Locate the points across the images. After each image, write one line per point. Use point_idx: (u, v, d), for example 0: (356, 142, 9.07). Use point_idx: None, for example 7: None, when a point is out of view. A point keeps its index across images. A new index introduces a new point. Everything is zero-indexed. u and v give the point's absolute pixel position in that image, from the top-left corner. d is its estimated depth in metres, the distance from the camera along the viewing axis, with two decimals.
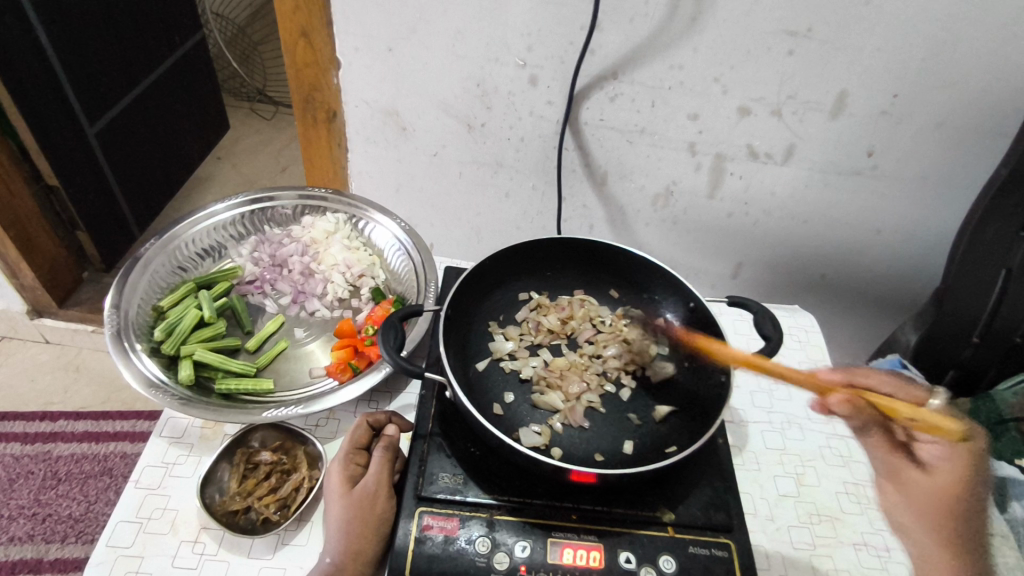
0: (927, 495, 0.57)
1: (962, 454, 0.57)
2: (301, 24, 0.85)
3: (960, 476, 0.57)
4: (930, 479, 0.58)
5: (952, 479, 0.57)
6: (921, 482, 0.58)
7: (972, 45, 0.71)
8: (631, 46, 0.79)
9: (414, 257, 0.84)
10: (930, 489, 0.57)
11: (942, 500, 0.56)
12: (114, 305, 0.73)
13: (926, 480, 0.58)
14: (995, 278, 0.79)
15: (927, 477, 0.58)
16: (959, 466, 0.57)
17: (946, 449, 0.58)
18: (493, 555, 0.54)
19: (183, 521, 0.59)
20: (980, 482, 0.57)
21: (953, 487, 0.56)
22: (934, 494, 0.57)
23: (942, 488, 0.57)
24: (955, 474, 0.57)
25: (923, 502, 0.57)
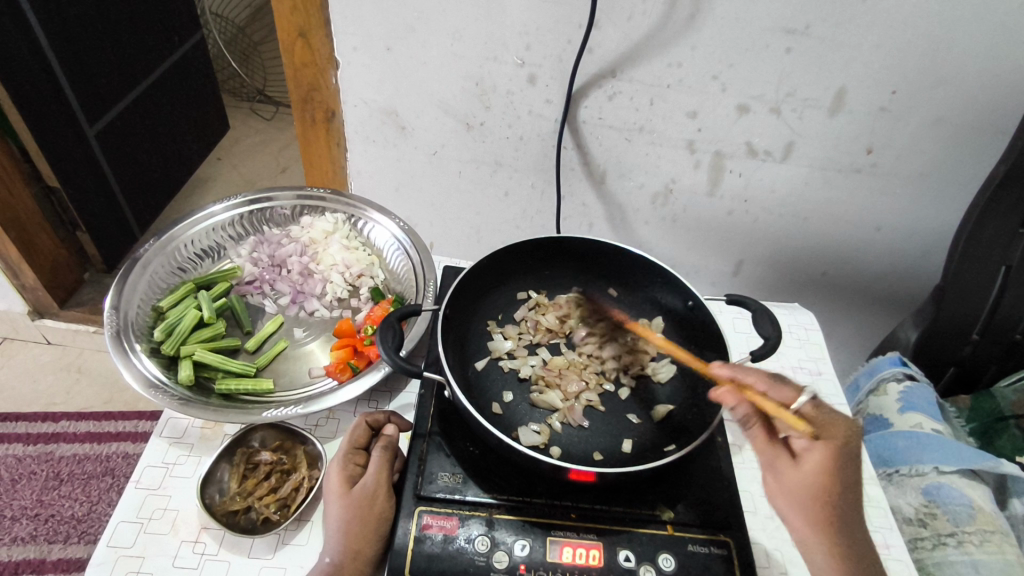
0: (803, 492, 0.51)
1: (832, 449, 0.52)
2: (299, 24, 0.85)
3: (832, 472, 0.51)
4: (804, 478, 0.51)
5: (828, 475, 0.51)
6: (795, 479, 0.52)
7: (971, 42, 0.71)
8: (629, 44, 0.79)
9: (413, 257, 0.84)
10: (809, 486, 0.51)
11: (815, 498, 0.51)
12: (113, 305, 0.73)
13: (801, 476, 0.52)
14: (995, 274, 0.79)
15: (802, 474, 0.52)
16: (833, 462, 0.51)
17: (816, 443, 0.52)
18: (492, 553, 0.55)
19: (184, 521, 0.59)
20: (852, 477, 0.52)
21: (826, 483, 0.51)
22: (809, 489, 0.51)
23: (817, 486, 0.51)
24: (828, 469, 0.51)
25: (797, 500, 0.52)
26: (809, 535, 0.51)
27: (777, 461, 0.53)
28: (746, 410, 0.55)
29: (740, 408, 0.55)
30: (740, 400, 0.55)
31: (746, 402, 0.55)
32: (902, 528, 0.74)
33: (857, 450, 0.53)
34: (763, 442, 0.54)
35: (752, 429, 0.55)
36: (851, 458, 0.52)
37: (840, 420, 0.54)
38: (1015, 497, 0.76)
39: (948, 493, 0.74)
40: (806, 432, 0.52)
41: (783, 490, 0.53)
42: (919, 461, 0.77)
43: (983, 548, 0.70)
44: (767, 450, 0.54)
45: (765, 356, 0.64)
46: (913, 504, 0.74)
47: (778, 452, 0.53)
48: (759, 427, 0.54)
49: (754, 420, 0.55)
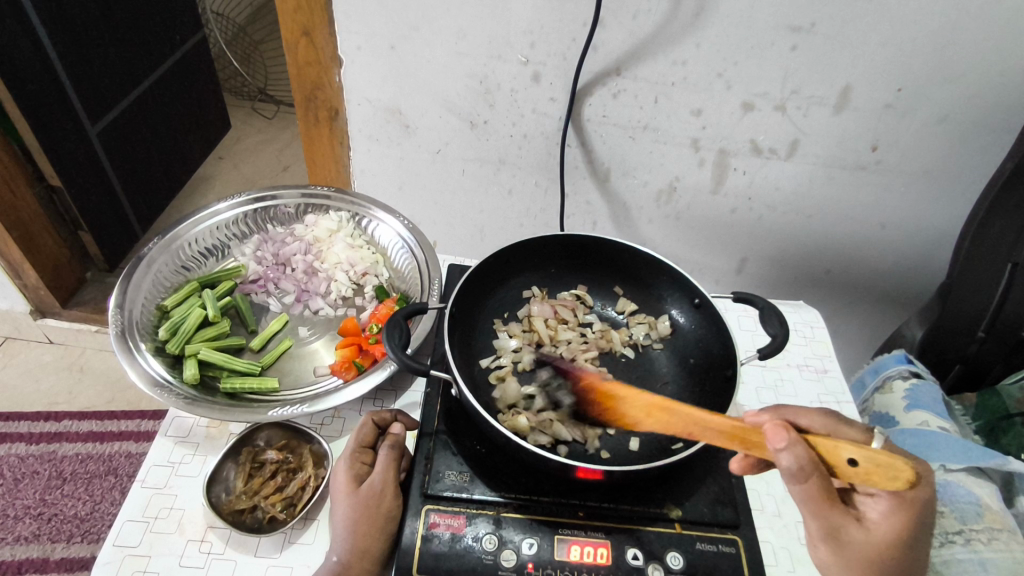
0: (869, 559, 0.50)
1: (907, 513, 0.50)
2: (302, 23, 0.85)
3: (904, 535, 0.50)
4: (875, 541, 0.50)
5: (895, 540, 0.50)
6: (866, 546, 0.50)
7: (978, 38, 0.71)
8: (634, 42, 0.79)
9: (417, 255, 0.83)
10: (876, 553, 0.50)
11: (884, 566, 0.50)
12: (118, 305, 0.73)
13: (868, 545, 0.50)
14: (1002, 272, 0.78)
15: (871, 543, 0.50)
16: (906, 525, 0.50)
17: (890, 503, 0.51)
18: (500, 552, 0.54)
19: (190, 520, 0.59)
20: (920, 537, 0.51)
21: (897, 548, 0.50)
22: (876, 557, 0.50)
23: (889, 553, 0.50)
24: (898, 536, 0.50)
25: (861, 568, 0.50)
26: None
27: (845, 528, 0.50)
28: (804, 462, 0.47)
29: (799, 455, 0.47)
30: (796, 447, 0.47)
31: (801, 448, 0.47)
32: None
33: (930, 507, 0.51)
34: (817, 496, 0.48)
35: (810, 482, 0.48)
36: (924, 520, 0.51)
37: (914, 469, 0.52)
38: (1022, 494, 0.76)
39: (956, 490, 0.74)
40: (904, 485, 0.45)
41: (846, 556, 0.51)
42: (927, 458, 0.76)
43: (991, 545, 0.69)
44: (829, 514, 0.50)
45: (773, 353, 0.64)
46: None
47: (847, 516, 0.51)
48: (818, 480, 0.48)
49: (815, 471, 0.48)
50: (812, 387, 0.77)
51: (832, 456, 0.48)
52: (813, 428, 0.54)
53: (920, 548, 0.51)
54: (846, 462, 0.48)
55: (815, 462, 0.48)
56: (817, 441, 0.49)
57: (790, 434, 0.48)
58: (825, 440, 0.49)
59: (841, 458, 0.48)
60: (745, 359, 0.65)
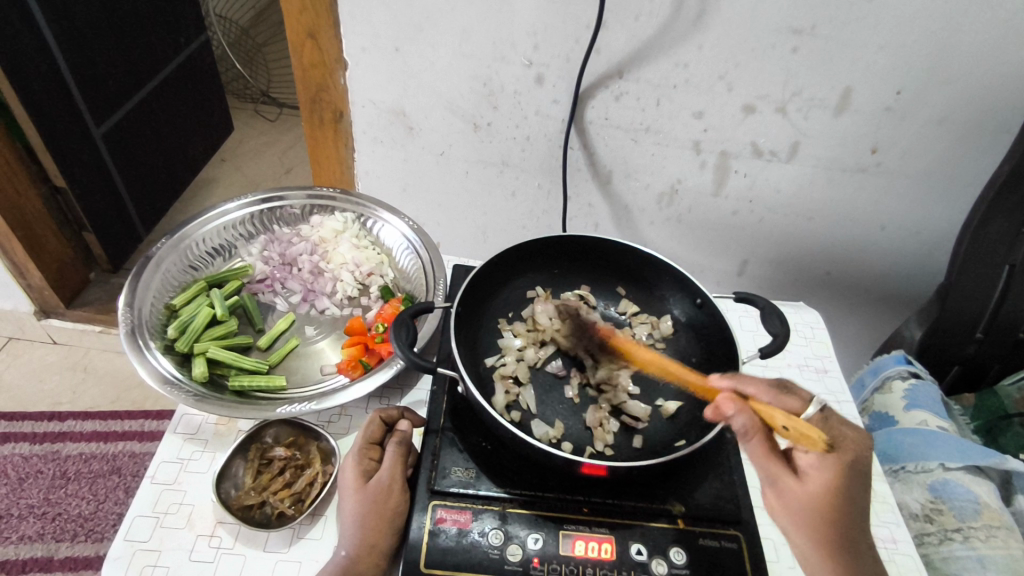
0: (804, 509, 0.51)
1: (839, 469, 0.50)
2: (308, 25, 0.86)
3: (838, 488, 0.50)
4: (809, 495, 0.51)
5: (831, 496, 0.50)
6: (799, 496, 0.51)
7: (976, 41, 0.72)
8: (636, 44, 0.80)
9: (422, 255, 0.84)
10: (813, 507, 0.51)
11: (821, 517, 0.50)
12: (127, 304, 0.74)
13: (805, 499, 0.51)
14: (999, 274, 0.80)
15: (807, 498, 0.51)
16: (839, 480, 0.50)
17: (822, 458, 0.51)
18: (506, 547, 0.55)
19: (199, 515, 0.60)
20: (858, 494, 0.51)
21: (831, 501, 0.50)
22: (812, 509, 0.51)
23: (823, 503, 0.50)
24: (831, 490, 0.50)
25: (798, 517, 0.51)
26: (811, 550, 0.51)
27: (779, 478, 0.52)
28: (749, 424, 0.52)
29: (743, 418, 0.52)
30: (744, 413, 0.52)
31: (747, 413, 0.52)
32: (909, 523, 0.75)
33: (863, 467, 0.51)
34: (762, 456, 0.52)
35: (751, 441, 0.52)
36: (858, 478, 0.51)
37: (849, 434, 0.53)
38: (1020, 493, 0.76)
39: (954, 488, 0.75)
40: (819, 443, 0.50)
41: (784, 504, 0.52)
42: (925, 458, 0.78)
43: (988, 543, 0.70)
44: (768, 466, 0.52)
45: (775, 352, 0.65)
46: (919, 500, 0.75)
47: (782, 468, 0.52)
48: (760, 441, 0.52)
49: (758, 433, 0.52)
50: (812, 386, 0.78)
51: (769, 420, 0.52)
52: (759, 396, 0.54)
53: (861, 505, 0.51)
54: (779, 427, 0.51)
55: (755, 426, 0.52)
56: (756, 404, 0.53)
57: (737, 401, 0.53)
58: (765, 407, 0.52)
59: (775, 423, 0.52)
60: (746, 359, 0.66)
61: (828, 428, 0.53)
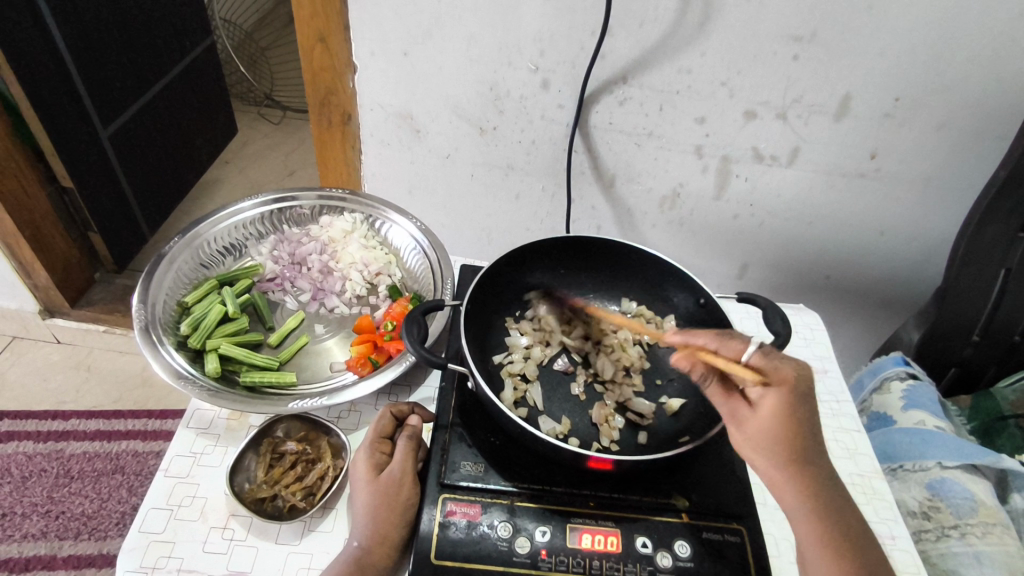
0: (762, 443, 0.52)
1: (784, 400, 0.51)
2: (319, 29, 0.88)
3: (783, 413, 0.51)
4: (763, 427, 0.52)
5: (779, 420, 0.51)
6: (754, 432, 0.52)
7: (970, 51, 0.74)
8: (641, 51, 0.82)
9: (430, 255, 0.86)
10: (766, 432, 0.52)
11: (779, 448, 0.51)
12: (141, 300, 0.75)
13: (757, 427, 0.52)
14: (995, 277, 0.82)
15: (759, 424, 0.52)
16: (783, 407, 0.51)
17: (766, 392, 0.52)
18: (515, 539, 0.57)
19: (213, 508, 0.61)
20: (810, 418, 0.51)
21: (783, 431, 0.51)
22: (766, 436, 0.52)
23: (776, 432, 0.51)
24: (780, 421, 0.51)
25: (760, 454, 0.52)
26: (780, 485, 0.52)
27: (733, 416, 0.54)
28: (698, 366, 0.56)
29: (693, 364, 0.56)
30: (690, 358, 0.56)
31: (699, 366, 0.56)
32: (907, 520, 0.76)
33: (808, 391, 0.52)
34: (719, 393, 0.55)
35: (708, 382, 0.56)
36: (800, 400, 0.51)
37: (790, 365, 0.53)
38: (1017, 491, 0.78)
39: (951, 486, 0.76)
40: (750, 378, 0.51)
41: (746, 439, 0.53)
42: (923, 457, 0.79)
43: (985, 539, 0.72)
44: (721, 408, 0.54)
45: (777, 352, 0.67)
46: (917, 498, 0.77)
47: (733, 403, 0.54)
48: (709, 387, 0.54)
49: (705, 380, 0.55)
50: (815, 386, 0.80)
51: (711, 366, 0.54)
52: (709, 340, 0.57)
53: (813, 426, 0.51)
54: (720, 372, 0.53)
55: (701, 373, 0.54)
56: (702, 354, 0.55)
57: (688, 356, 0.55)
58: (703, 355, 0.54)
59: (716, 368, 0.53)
60: None
61: (769, 363, 0.52)
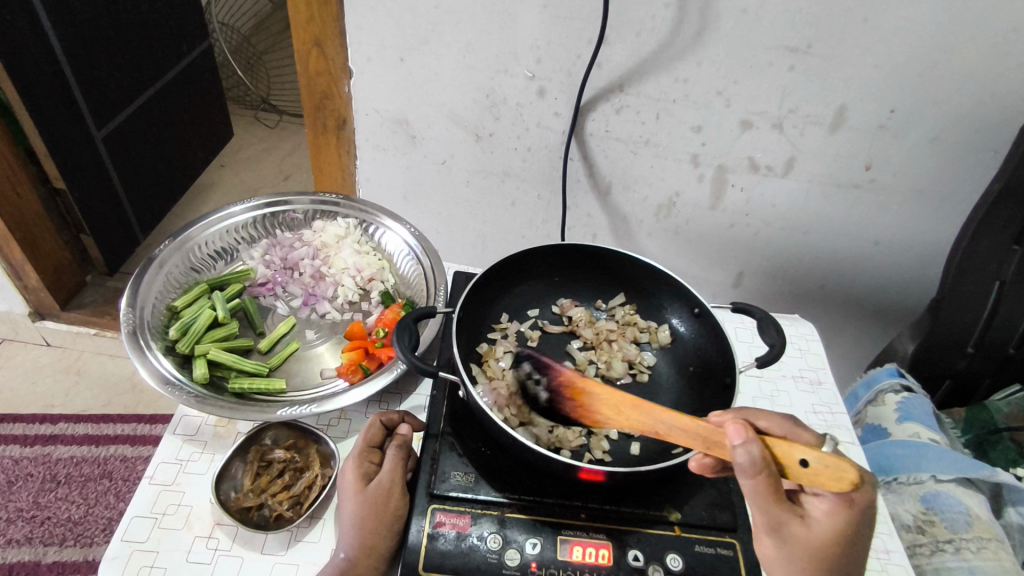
0: (808, 552, 0.51)
1: (850, 513, 0.51)
2: (315, 34, 0.87)
3: (842, 534, 0.51)
4: (816, 535, 0.51)
5: (838, 539, 0.51)
6: (802, 540, 0.51)
7: (966, 65, 0.74)
8: (637, 59, 0.82)
9: (422, 261, 0.85)
10: (816, 548, 0.51)
11: (825, 562, 0.51)
12: (130, 304, 0.74)
13: (808, 540, 0.51)
14: (990, 288, 0.82)
15: (812, 539, 0.51)
16: (846, 525, 0.51)
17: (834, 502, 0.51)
18: (504, 551, 0.56)
19: (198, 517, 0.60)
20: (859, 539, 0.52)
21: (835, 545, 0.51)
22: (816, 553, 0.51)
23: (826, 550, 0.51)
24: (838, 534, 0.51)
25: (803, 562, 0.51)
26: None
27: (785, 523, 0.51)
28: (756, 459, 0.48)
29: (753, 452, 0.48)
30: (750, 446, 0.48)
31: (755, 445, 0.48)
32: (901, 534, 0.75)
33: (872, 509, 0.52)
34: (765, 499, 0.50)
35: (755, 479, 0.49)
36: (865, 522, 0.52)
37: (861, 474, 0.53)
38: (1011, 506, 0.78)
39: (946, 501, 0.76)
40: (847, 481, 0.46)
41: (783, 549, 0.52)
42: (918, 470, 0.79)
43: (979, 554, 0.72)
44: (772, 508, 0.50)
45: (770, 363, 0.65)
46: (912, 512, 0.76)
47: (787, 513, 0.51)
48: (769, 481, 0.49)
49: (765, 471, 0.48)
50: (809, 399, 0.79)
51: (785, 458, 0.49)
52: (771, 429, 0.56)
53: (859, 548, 0.52)
54: (796, 464, 0.49)
55: (765, 458, 0.49)
56: (770, 442, 0.50)
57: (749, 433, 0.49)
58: (780, 442, 0.50)
59: (795, 460, 0.49)
60: (744, 368, 0.67)
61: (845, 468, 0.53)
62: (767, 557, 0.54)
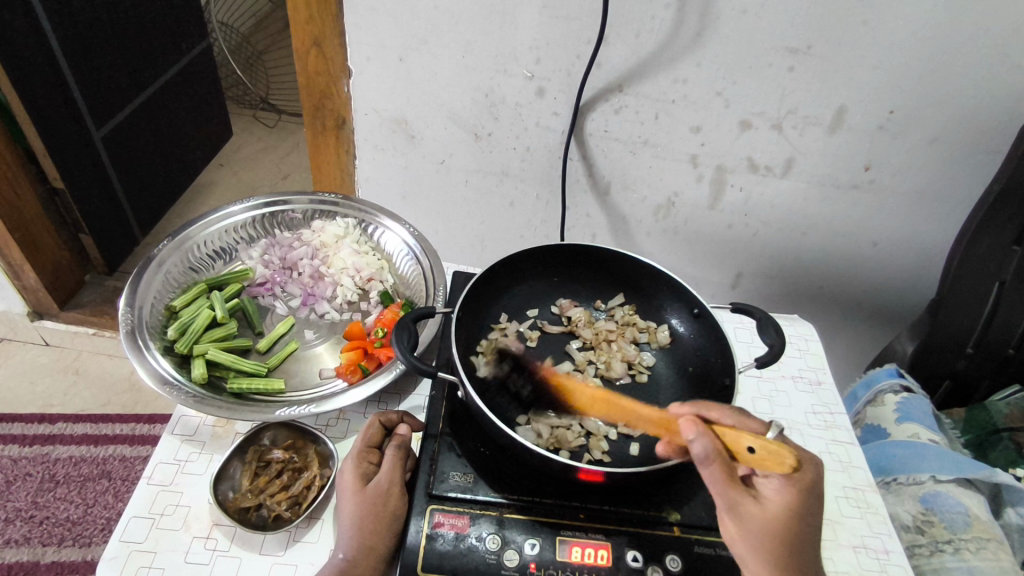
0: (766, 533, 0.51)
1: (801, 490, 0.51)
2: (314, 33, 0.87)
3: (796, 512, 0.51)
4: (770, 515, 0.51)
5: (791, 517, 0.51)
6: (758, 520, 0.51)
7: (965, 65, 0.74)
8: (637, 59, 0.81)
9: (421, 261, 0.85)
10: (772, 528, 0.51)
11: (781, 542, 0.51)
12: (128, 304, 0.74)
13: (763, 521, 0.51)
14: (989, 288, 0.81)
15: (768, 519, 0.51)
16: (798, 502, 0.51)
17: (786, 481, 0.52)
18: (503, 552, 0.56)
19: (196, 517, 0.60)
20: (814, 519, 0.52)
21: (790, 524, 0.51)
22: (772, 533, 0.51)
23: (782, 529, 0.51)
24: (793, 511, 0.51)
25: (762, 546, 0.51)
26: (768, 574, 0.50)
27: (739, 504, 0.51)
28: (709, 449, 0.50)
29: (704, 444, 0.50)
30: (705, 438, 0.50)
31: (707, 438, 0.50)
32: (900, 535, 0.76)
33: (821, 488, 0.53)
34: (721, 483, 0.51)
35: (711, 467, 0.50)
36: (817, 501, 0.52)
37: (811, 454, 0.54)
38: (1011, 506, 0.78)
39: (945, 501, 0.76)
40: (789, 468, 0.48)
41: (742, 533, 0.51)
42: (917, 470, 0.79)
43: (978, 555, 0.71)
44: (729, 490, 0.51)
45: (770, 363, 0.65)
46: (911, 512, 0.76)
47: (741, 495, 0.51)
48: (721, 467, 0.51)
49: (718, 458, 0.50)
50: (808, 399, 0.79)
51: (734, 444, 0.51)
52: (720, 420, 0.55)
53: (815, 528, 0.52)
54: (744, 450, 0.51)
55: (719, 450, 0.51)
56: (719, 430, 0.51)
57: (699, 425, 0.51)
58: (729, 430, 0.51)
59: (742, 447, 0.51)
60: (743, 368, 0.67)
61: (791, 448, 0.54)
62: (730, 542, 0.53)
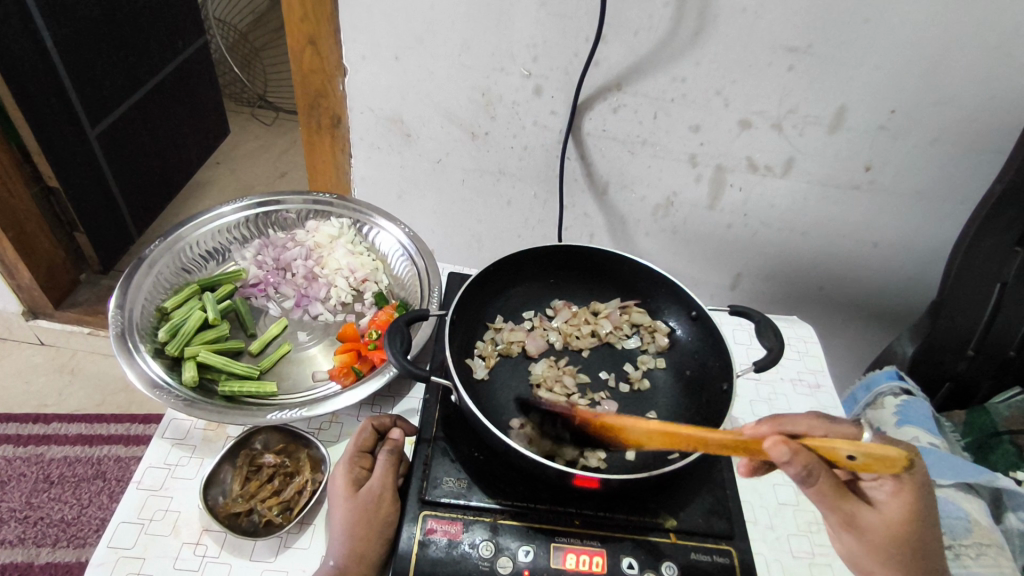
0: (887, 537, 0.54)
1: (911, 490, 0.54)
2: (309, 31, 0.86)
3: (912, 514, 0.54)
4: (884, 520, 0.54)
5: (907, 519, 0.54)
6: (877, 527, 0.54)
7: (968, 66, 0.73)
8: (635, 58, 0.80)
9: (417, 262, 0.84)
10: (890, 531, 0.54)
11: (898, 541, 0.54)
12: (118, 305, 0.73)
13: (881, 525, 0.54)
14: (990, 291, 0.81)
15: (884, 524, 0.54)
16: (910, 503, 0.54)
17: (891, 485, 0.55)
18: (496, 559, 0.55)
19: (185, 523, 0.59)
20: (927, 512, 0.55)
21: (905, 525, 0.54)
22: (892, 535, 0.54)
23: (898, 532, 0.54)
24: (906, 512, 0.54)
25: (883, 546, 0.55)
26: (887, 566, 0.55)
27: (856, 514, 0.54)
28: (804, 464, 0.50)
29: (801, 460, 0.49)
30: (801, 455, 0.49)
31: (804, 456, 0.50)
32: None
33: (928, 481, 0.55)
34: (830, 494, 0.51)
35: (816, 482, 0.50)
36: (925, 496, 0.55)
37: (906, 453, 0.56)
38: (1011, 511, 0.77)
39: (945, 506, 0.75)
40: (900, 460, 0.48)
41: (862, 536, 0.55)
42: None
43: (979, 560, 0.71)
44: (843, 504, 0.54)
45: (768, 368, 0.64)
46: None
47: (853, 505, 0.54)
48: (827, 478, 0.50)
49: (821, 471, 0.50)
50: (806, 402, 0.78)
51: (831, 454, 0.50)
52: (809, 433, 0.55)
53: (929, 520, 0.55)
54: (845, 458, 0.50)
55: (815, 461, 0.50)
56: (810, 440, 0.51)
57: (789, 443, 0.50)
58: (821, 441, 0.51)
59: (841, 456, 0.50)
60: (741, 373, 0.66)
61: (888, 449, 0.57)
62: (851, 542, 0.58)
